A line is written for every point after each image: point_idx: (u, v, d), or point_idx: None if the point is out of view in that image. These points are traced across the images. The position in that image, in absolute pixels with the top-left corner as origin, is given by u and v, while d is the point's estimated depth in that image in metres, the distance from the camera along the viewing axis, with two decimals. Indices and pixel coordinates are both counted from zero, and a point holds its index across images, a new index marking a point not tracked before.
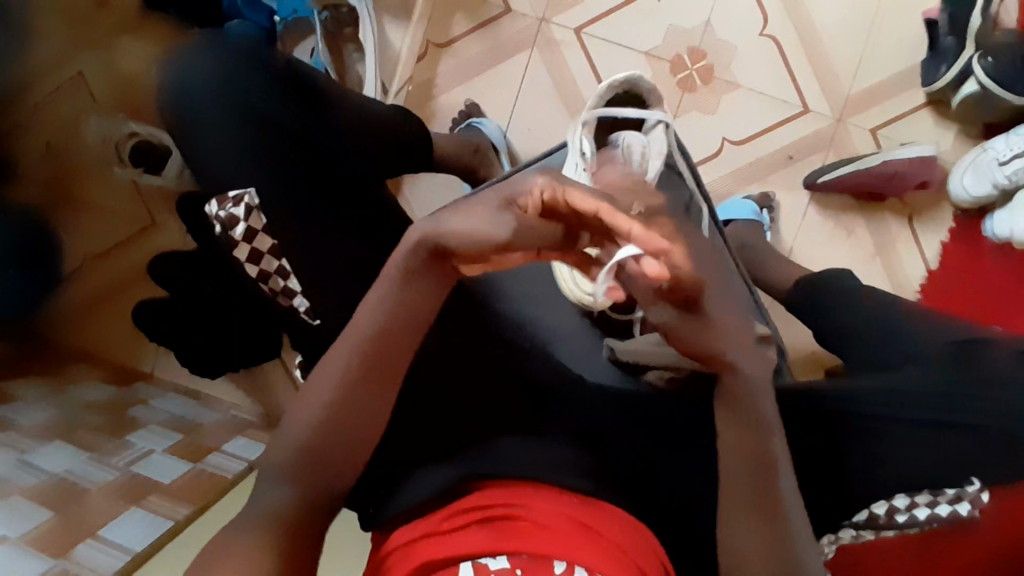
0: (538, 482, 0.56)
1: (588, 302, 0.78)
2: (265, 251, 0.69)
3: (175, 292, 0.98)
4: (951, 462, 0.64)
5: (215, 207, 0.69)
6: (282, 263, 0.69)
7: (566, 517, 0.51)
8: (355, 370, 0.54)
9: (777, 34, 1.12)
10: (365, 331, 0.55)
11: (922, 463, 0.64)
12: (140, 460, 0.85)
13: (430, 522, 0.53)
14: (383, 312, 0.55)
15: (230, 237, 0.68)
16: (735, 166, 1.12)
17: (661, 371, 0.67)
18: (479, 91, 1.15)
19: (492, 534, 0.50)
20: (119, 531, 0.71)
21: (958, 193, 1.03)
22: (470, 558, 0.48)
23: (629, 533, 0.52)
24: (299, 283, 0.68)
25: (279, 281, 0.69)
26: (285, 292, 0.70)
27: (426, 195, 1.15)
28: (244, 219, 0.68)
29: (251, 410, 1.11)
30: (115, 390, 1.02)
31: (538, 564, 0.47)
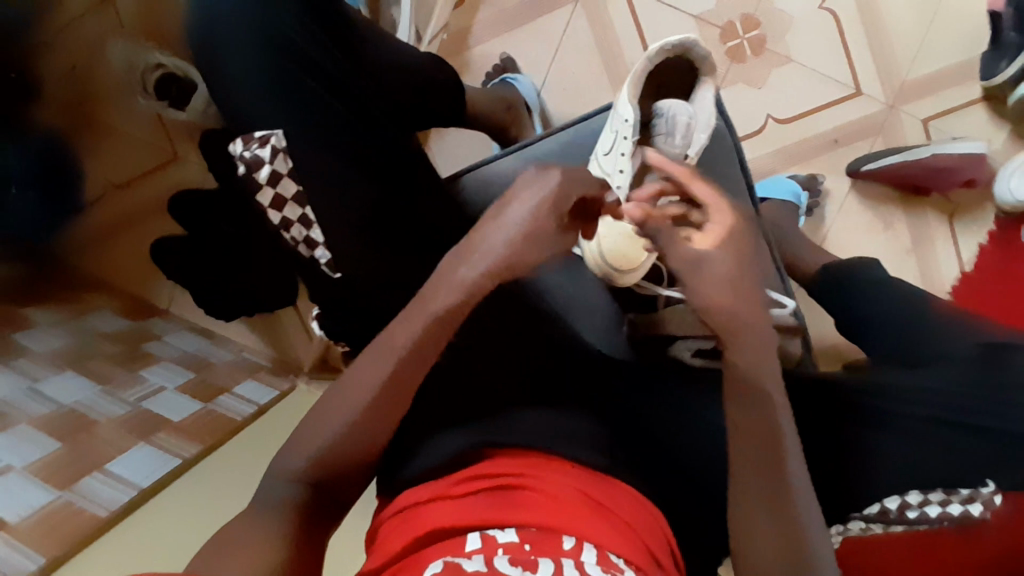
0: (550, 453, 0.55)
1: (609, 274, 0.73)
2: (291, 197, 0.70)
3: (191, 231, 0.97)
4: (972, 466, 0.57)
5: (242, 146, 0.70)
6: (306, 211, 0.70)
7: (581, 492, 0.50)
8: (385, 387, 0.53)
9: (836, 8, 1.06)
10: (415, 336, 0.54)
11: (949, 468, 0.58)
12: (151, 396, 0.85)
13: (441, 486, 0.53)
14: (403, 332, 0.54)
15: (256, 178, 0.70)
16: (778, 145, 1.07)
17: (690, 343, 0.69)
18: (516, 45, 1.10)
19: (501, 503, 0.48)
20: (126, 466, 0.71)
21: (1003, 195, 0.98)
22: (477, 527, 0.46)
23: (640, 515, 0.52)
24: (322, 233, 0.70)
25: (302, 230, 0.71)
26: (308, 242, 0.71)
27: (453, 151, 1.11)
28: (270, 161, 0.68)
29: (262, 354, 1.12)
30: (130, 322, 1.02)
31: (544, 535, 0.45)
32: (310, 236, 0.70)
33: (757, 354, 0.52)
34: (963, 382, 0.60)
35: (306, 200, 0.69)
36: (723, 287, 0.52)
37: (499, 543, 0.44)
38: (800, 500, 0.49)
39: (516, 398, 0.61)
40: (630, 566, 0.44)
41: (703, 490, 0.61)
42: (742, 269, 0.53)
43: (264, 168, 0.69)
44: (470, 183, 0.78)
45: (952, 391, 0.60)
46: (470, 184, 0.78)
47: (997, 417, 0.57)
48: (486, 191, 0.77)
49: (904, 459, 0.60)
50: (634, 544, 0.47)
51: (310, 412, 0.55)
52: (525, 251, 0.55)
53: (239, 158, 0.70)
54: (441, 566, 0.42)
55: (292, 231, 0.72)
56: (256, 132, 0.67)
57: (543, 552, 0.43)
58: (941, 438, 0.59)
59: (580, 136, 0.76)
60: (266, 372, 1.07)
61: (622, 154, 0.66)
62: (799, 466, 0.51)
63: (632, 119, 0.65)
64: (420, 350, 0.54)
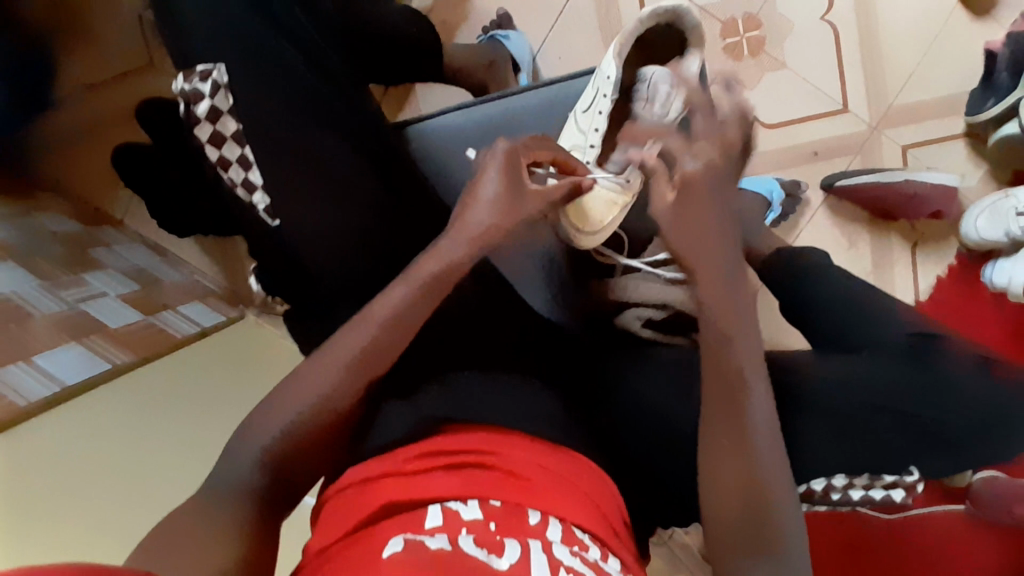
0: (510, 430, 0.53)
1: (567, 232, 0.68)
2: (229, 136, 0.63)
3: (155, 139, 0.93)
4: (902, 451, 0.63)
5: (181, 80, 0.62)
6: (245, 151, 0.63)
7: (540, 466, 0.50)
8: (359, 362, 0.53)
9: (838, 22, 1.06)
10: (398, 298, 0.54)
11: (885, 459, 0.64)
12: (91, 300, 0.83)
13: (392, 462, 0.50)
14: (390, 309, 0.54)
15: (193, 114, 0.62)
16: (761, 149, 1.08)
17: (641, 312, 0.71)
18: (517, 5, 1.09)
19: (461, 478, 0.48)
20: (53, 362, 0.69)
21: (969, 232, 1.00)
22: (436, 500, 0.45)
23: (585, 477, 0.52)
24: (261, 176, 0.63)
25: (240, 172, 0.64)
26: (246, 185, 0.64)
27: (438, 103, 1.10)
28: (210, 97, 0.61)
29: (214, 281, 1.10)
30: (81, 228, 0.99)
31: (509, 511, 0.45)
32: (247, 178, 0.64)
33: (732, 292, 0.54)
34: (900, 383, 0.64)
35: (246, 140, 0.62)
36: (696, 231, 0.55)
37: (462, 522, 0.43)
38: (777, 488, 0.48)
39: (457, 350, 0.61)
40: (596, 542, 0.45)
41: (637, 459, 0.62)
42: (720, 219, 0.56)
43: (202, 102, 0.61)
44: (433, 130, 0.74)
45: (901, 384, 0.63)
46: (421, 134, 0.74)
47: (937, 421, 0.63)
48: (453, 138, 0.74)
49: (851, 454, 0.64)
50: (594, 512, 0.48)
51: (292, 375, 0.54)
52: (499, 218, 0.57)
53: (178, 93, 0.62)
54: (403, 544, 0.40)
55: (228, 173, 0.65)
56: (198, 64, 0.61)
57: (509, 532, 0.43)
58: (886, 427, 0.63)
59: (562, 95, 0.73)
60: (216, 299, 1.05)
61: (598, 111, 0.66)
62: (773, 441, 0.49)
63: (611, 77, 0.65)
64: (399, 324, 0.54)
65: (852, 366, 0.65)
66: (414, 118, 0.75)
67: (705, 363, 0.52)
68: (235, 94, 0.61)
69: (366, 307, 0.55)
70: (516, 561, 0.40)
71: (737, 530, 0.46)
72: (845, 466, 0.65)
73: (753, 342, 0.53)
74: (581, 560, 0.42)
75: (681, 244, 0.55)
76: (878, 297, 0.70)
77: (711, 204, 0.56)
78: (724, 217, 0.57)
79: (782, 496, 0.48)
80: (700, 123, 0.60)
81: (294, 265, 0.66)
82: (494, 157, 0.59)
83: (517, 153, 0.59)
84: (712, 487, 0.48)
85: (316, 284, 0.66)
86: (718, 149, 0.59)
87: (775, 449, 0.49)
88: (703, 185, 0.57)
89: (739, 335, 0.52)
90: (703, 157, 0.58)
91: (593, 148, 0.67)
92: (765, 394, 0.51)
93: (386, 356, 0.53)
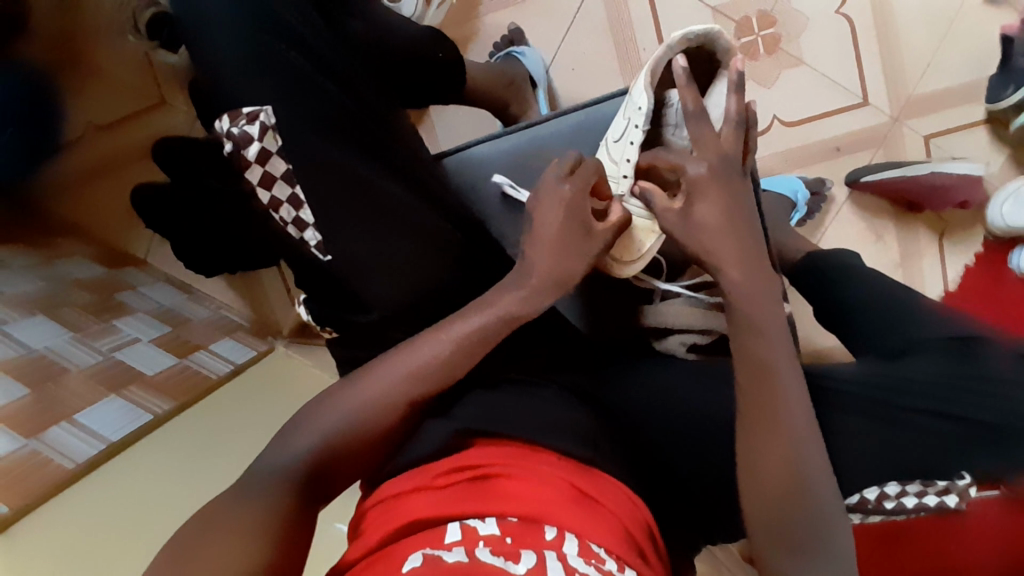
0: (538, 446, 0.53)
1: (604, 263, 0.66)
2: (279, 177, 0.59)
3: (173, 181, 0.92)
4: (955, 455, 0.59)
5: (226, 122, 0.58)
6: (296, 191, 0.59)
7: (559, 480, 0.49)
8: (447, 365, 0.55)
9: (852, 14, 1.04)
10: (469, 327, 0.56)
11: (931, 461, 0.59)
12: (123, 348, 0.83)
13: (424, 476, 0.50)
14: (467, 330, 0.56)
15: (242, 158, 0.58)
16: (780, 148, 1.08)
17: (684, 338, 0.70)
18: (526, 18, 1.08)
19: (480, 492, 0.47)
20: (94, 419, 0.69)
21: (995, 219, 0.98)
22: (456, 516, 0.45)
23: (620, 499, 0.51)
24: (313, 214, 0.60)
25: (290, 210, 0.61)
26: (296, 223, 0.61)
27: (453, 123, 1.09)
28: (258, 139, 0.57)
29: (241, 313, 1.10)
30: (105, 271, 0.99)
31: (526, 526, 0.44)
32: (297, 216, 0.60)
33: (756, 276, 0.54)
34: (938, 379, 0.61)
35: (296, 180, 0.59)
36: (716, 230, 0.55)
37: (479, 535, 0.43)
38: (813, 484, 0.49)
39: (502, 385, 0.61)
40: (612, 555, 0.44)
41: (692, 489, 0.60)
42: (734, 221, 0.55)
43: (254, 147, 0.57)
44: (466, 157, 0.74)
45: (938, 382, 0.61)
46: (455, 164, 0.74)
47: (977, 416, 0.59)
48: (485, 163, 0.74)
49: (893, 454, 0.60)
50: (613, 530, 0.46)
51: (344, 383, 0.55)
52: (573, 253, 0.58)
53: (224, 135, 0.58)
54: (420, 560, 0.40)
55: (279, 213, 0.61)
56: (245, 107, 0.56)
57: (525, 544, 0.42)
58: (927, 426, 0.60)
59: (592, 118, 0.73)
60: (245, 333, 1.04)
61: (629, 142, 0.63)
62: (811, 428, 0.51)
63: (643, 108, 0.62)
64: (475, 339, 0.56)
65: (889, 367, 0.64)
66: (452, 147, 0.75)
67: (734, 348, 0.53)
68: (286, 136, 0.57)
69: (449, 323, 0.57)
70: (532, 565, 0.40)
71: (769, 520, 0.48)
72: (894, 471, 0.60)
73: (775, 325, 0.53)
74: (596, 571, 0.41)
75: (701, 242, 0.55)
76: (898, 292, 0.70)
77: (728, 198, 0.55)
78: (744, 205, 0.56)
79: (818, 490, 0.49)
80: (691, 130, 0.56)
81: (331, 308, 0.66)
82: (556, 200, 0.59)
83: (578, 192, 0.59)
84: (755, 480, 0.49)
85: (354, 327, 0.65)
86: (717, 154, 0.56)
87: (805, 436, 0.50)
88: (715, 182, 0.55)
89: (764, 323, 0.53)
90: (707, 156, 0.56)
91: (624, 178, 0.64)
92: (794, 382, 0.52)
93: (441, 379, 0.55)
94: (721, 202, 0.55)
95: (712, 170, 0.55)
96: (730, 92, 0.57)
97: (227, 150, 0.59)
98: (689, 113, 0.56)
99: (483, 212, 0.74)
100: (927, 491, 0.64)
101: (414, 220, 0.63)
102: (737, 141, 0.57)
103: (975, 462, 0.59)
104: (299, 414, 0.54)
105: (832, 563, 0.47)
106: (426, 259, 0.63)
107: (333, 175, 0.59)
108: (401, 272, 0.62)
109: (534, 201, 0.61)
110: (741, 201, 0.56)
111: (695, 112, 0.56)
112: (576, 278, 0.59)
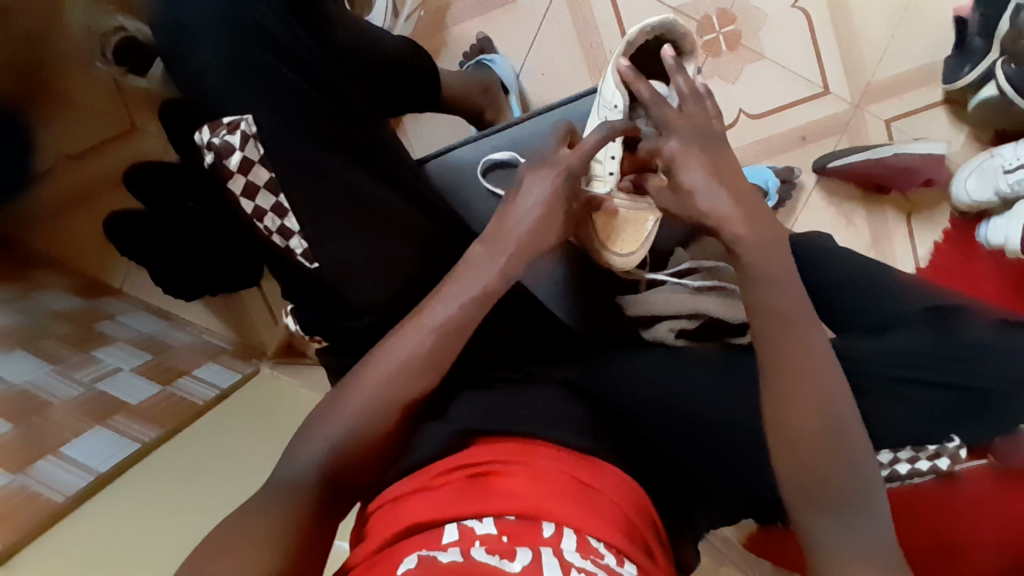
0: (539, 439, 0.53)
1: (609, 260, 0.69)
2: (262, 186, 0.60)
3: (149, 206, 0.91)
4: (941, 421, 0.62)
5: (207, 134, 0.59)
6: (281, 199, 0.60)
7: (558, 473, 0.49)
8: (438, 357, 0.55)
9: (809, 7, 1.08)
10: (455, 310, 0.56)
11: (919, 427, 0.61)
12: (106, 378, 0.81)
13: (423, 477, 0.50)
14: (450, 305, 0.56)
15: (223, 167, 0.59)
16: (748, 140, 1.10)
17: (673, 324, 0.69)
18: (494, 27, 1.10)
19: (476, 492, 0.47)
20: (81, 450, 0.67)
21: (959, 195, 1.01)
22: (454, 517, 0.45)
23: (623, 491, 0.51)
24: (299, 221, 0.60)
25: (275, 220, 0.61)
26: (282, 232, 0.61)
27: (428, 133, 1.10)
28: (240, 149, 0.58)
29: (223, 337, 1.08)
30: (82, 302, 0.97)
31: (522, 524, 0.44)
32: (283, 224, 0.60)
33: (763, 233, 0.55)
34: (921, 349, 0.63)
35: (280, 189, 0.59)
36: (712, 190, 0.55)
37: (476, 535, 0.43)
38: (815, 458, 0.49)
39: (496, 385, 0.61)
40: (611, 550, 0.44)
41: (691, 475, 0.61)
42: (721, 179, 0.56)
43: (235, 156, 0.58)
44: (447, 162, 0.75)
45: (923, 351, 0.63)
46: (437, 170, 0.75)
47: (960, 382, 0.61)
48: (467, 167, 0.74)
49: (885, 423, 0.62)
50: (612, 521, 0.46)
51: (340, 385, 0.55)
52: (547, 221, 0.59)
53: (205, 146, 0.59)
54: (416, 561, 0.40)
55: (263, 222, 0.61)
56: (225, 118, 0.58)
57: (522, 541, 0.42)
58: (908, 392, 0.62)
59: (566, 116, 0.74)
60: (229, 356, 1.03)
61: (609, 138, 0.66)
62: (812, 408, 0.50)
63: (619, 105, 0.65)
64: (461, 326, 0.55)
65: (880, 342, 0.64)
66: (433, 152, 0.76)
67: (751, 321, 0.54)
68: (267, 145, 0.58)
69: (434, 300, 0.57)
70: (528, 563, 0.40)
71: (799, 482, 0.49)
72: (888, 442, 0.62)
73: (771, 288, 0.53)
74: (594, 565, 0.41)
75: (702, 208, 0.56)
76: (875, 271, 0.70)
77: (710, 162, 0.56)
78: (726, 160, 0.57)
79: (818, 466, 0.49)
80: (654, 115, 0.59)
81: (319, 321, 0.65)
82: (550, 170, 0.60)
83: (572, 163, 0.60)
84: (782, 444, 0.50)
85: (344, 340, 0.65)
86: (690, 127, 0.58)
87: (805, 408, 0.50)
88: (691, 148, 0.57)
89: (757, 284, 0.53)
90: (676, 130, 0.58)
91: (612, 175, 0.67)
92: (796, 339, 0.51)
93: (432, 375, 0.54)
94: (705, 164, 0.56)
95: (688, 135, 0.57)
96: (676, 74, 0.60)
97: (209, 161, 0.60)
98: (647, 100, 0.60)
99: (468, 215, 0.74)
100: (920, 457, 0.63)
101: (399, 227, 0.63)
102: (701, 113, 0.59)
103: (964, 429, 0.61)
104: (303, 422, 0.53)
105: (863, 511, 0.48)
106: (412, 266, 0.63)
107: (318, 187, 0.59)
108: (388, 281, 0.62)
109: (525, 170, 0.62)
110: (722, 159, 0.57)
111: (652, 98, 0.59)
112: (547, 247, 0.59)
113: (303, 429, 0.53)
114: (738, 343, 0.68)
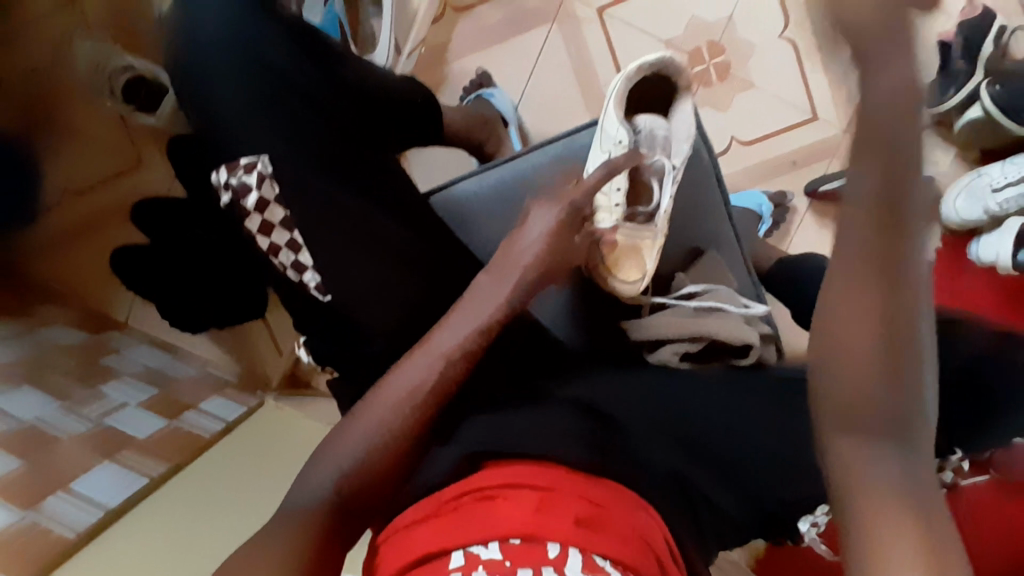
0: (546, 459, 0.53)
1: (619, 288, 0.70)
2: (278, 223, 0.61)
3: (156, 239, 0.92)
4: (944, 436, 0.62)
5: (224, 174, 0.61)
6: (295, 235, 0.62)
7: (564, 494, 0.50)
8: (448, 383, 0.55)
9: (795, 37, 1.11)
10: (462, 336, 0.57)
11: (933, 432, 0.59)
12: (112, 413, 0.81)
13: (432, 504, 0.51)
14: (460, 332, 0.57)
15: (241, 207, 0.61)
16: (741, 165, 1.13)
17: (676, 347, 0.69)
18: (492, 61, 1.13)
19: (481, 515, 0.47)
20: (89, 485, 0.67)
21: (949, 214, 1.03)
22: (460, 544, 0.46)
23: (631, 508, 0.51)
24: (313, 256, 0.62)
25: (289, 254, 0.62)
26: (295, 266, 0.62)
27: (430, 165, 1.12)
28: (257, 188, 0.60)
29: (227, 370, 1.08)
30: (87, 336, 0.98)
31: (524, 547, 0.45)
32: (297, 259, 0.62)
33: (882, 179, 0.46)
34: None
35: (294, 225, 0.61)
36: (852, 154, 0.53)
37: (480, 560, 0.44)
38: None
39: (504, 408, 0.61)
40: (618, 567, 0.45)
41: None
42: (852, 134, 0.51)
43: (252, 196, 0.61)
44: (451, 195, 0.77)
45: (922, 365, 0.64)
46: (441, 203, 0.76)
47: (961, 395, 0.62)
48: (471, 200, 0.76)
49: None
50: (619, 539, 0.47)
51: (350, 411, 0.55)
52: (550, 250, 0.61)
53: (222, 186, 0.61)
54: None
55: (277, 258, 0.62)
56: (242, 159, 0.60)
57: (525, 562, 0.44)
58: None
59: (566, 149, 0.76)
60: (233, 389, 1.03)
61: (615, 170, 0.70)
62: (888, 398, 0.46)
63: (623, 138, 0.70)
64: (469, 352, 0.56)
65: None
66: (438, 186, 0.78)
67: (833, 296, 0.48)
68: (281, 183, 0.60)
69: (442, 328, 0.58)
70: None
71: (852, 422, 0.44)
72: None
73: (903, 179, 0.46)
74: None
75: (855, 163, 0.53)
76: None
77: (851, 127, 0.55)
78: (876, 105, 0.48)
79: None
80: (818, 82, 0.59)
81: (328, 351, 0.66)
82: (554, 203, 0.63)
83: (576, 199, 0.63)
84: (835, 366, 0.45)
85: (353, 370, 0.65)
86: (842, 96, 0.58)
87: None
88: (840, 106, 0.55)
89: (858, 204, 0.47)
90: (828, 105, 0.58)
91: (618, 206, 0.70)
92: (874, 276, 0.45)
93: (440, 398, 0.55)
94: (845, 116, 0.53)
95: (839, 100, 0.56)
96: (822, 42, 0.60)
97: (225, 201, 0.62)
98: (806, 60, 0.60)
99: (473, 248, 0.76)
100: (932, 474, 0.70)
101: (406, 256, 0.64)
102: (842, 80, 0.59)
103: (965, 443, 0.62)
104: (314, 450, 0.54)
105: None
106: (420, 295, 0.64)
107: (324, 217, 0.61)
108: (396, 310, 0.63)
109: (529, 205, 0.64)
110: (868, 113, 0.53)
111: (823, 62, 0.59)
112: (551, 275, 0.61)
113: (315, 456, 0.53)
114: (739, 363, 0.69)
